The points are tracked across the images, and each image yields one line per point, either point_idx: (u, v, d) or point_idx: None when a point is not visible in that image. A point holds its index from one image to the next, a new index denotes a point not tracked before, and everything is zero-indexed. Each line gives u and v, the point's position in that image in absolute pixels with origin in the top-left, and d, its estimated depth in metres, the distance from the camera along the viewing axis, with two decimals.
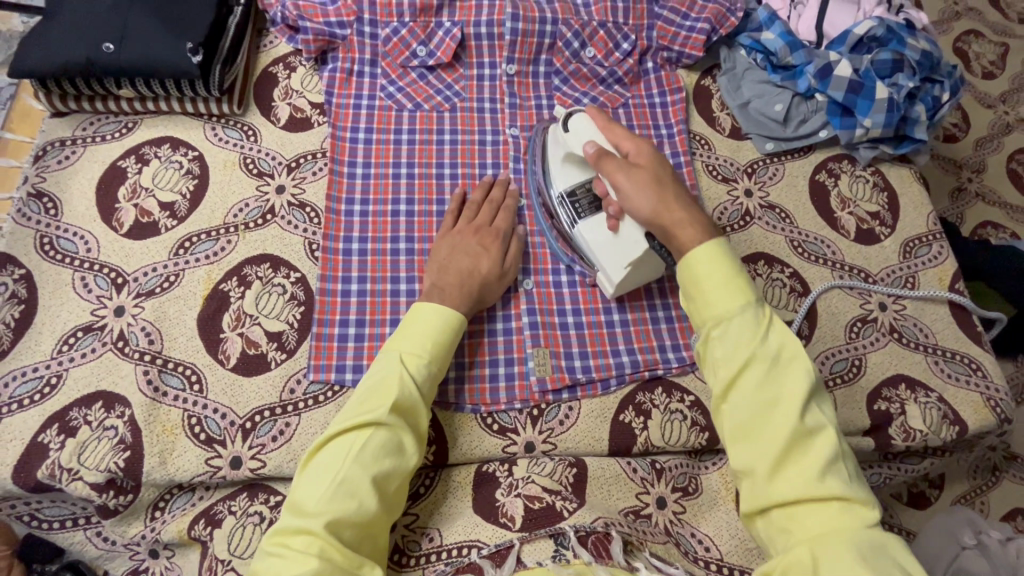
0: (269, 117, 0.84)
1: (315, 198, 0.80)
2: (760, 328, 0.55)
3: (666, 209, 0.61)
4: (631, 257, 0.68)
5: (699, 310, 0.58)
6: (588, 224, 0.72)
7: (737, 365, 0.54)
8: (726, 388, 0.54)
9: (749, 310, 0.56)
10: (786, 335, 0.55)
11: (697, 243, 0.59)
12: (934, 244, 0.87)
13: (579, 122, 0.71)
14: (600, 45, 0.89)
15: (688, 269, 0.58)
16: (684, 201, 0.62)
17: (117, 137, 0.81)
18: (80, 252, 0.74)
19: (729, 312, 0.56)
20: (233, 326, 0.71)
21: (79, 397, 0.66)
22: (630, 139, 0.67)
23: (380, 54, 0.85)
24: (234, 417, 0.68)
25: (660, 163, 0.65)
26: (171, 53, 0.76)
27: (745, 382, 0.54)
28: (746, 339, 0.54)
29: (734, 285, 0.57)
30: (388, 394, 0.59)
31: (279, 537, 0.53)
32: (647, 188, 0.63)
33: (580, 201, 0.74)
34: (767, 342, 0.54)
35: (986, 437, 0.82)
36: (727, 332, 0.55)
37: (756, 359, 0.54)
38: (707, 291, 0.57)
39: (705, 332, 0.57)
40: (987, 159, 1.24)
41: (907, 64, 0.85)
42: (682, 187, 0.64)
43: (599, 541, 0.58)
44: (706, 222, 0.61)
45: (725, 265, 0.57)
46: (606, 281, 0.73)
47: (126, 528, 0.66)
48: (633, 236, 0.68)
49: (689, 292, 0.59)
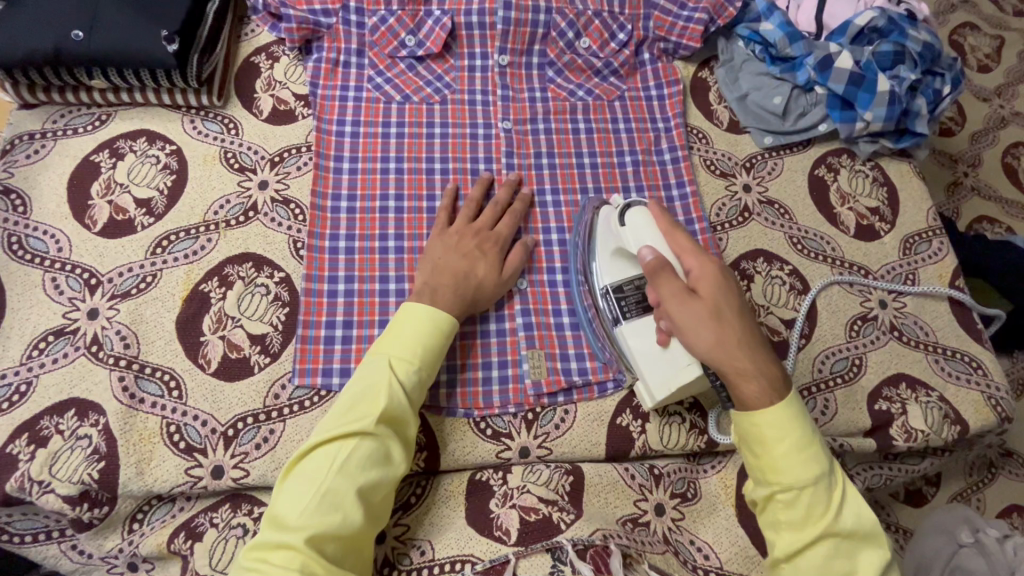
0: (250, 109, 0.81)
1: (299, 194, 0.77)
2: (832, 501, 0.53)
3: (728, 356, 0.56)
4: (680, 377, 0.63)
5: (764, 470, 0.55)
6: (633, 326, 0.67)
7: (806, 539, 0.53)
8: (789, 555, 0.53)
9: (821, 482, 0.54)
10: (859, 512, 0.54)
11: (762, 401, 0.56)
12: (934, 240, 0.86)
13: (638, 218, 0.66)
14: (595, 35, 0.86)
15: (757, 429, 0.55)
16: (750, 344, 0.57)
17: (89, 131, 0.77)
18: (51, 251, 0.70)
19: (801, 483, 0.53)
20: (214, 329, 0.68)
21: (50, 404, 0.63)
22: (694, 256, 0.60)
23: (367, 43, 0.82)
24: (215, 424, 0.65)
25: (725, 293, 0.59)
26: (145, 40, 0.72)
27: (813, 554, 0.52)
28: (815, 516, 0.53)
29: (807, 454, 0.54)
30: (376, 403, 0.56)
31: (259, 551, 0.50)
32: (709, 327, 0.57)
33: (627, 299, 0.68)
34: (838, 520, 0.53)
35: (985, 436, 0.81)
36: (795, 502, 0.54)
37: (827, 535, 0.52)
38: (778, 456, 0.54)
39: (769, 493, 0.55)
40: (982, 154, 1.23)
41: (909, 56, 0.84)
42: (747, 323, 0.58)
43: (598, 555, 0.56)
44: (773, 371, 0.57)
45: (799, 431, 0.54)
46: (645, 394, 0.67)
47: (103, 541, 0.63)
48: (687, 360, 0.62)
49: (756, 450, 0.56)
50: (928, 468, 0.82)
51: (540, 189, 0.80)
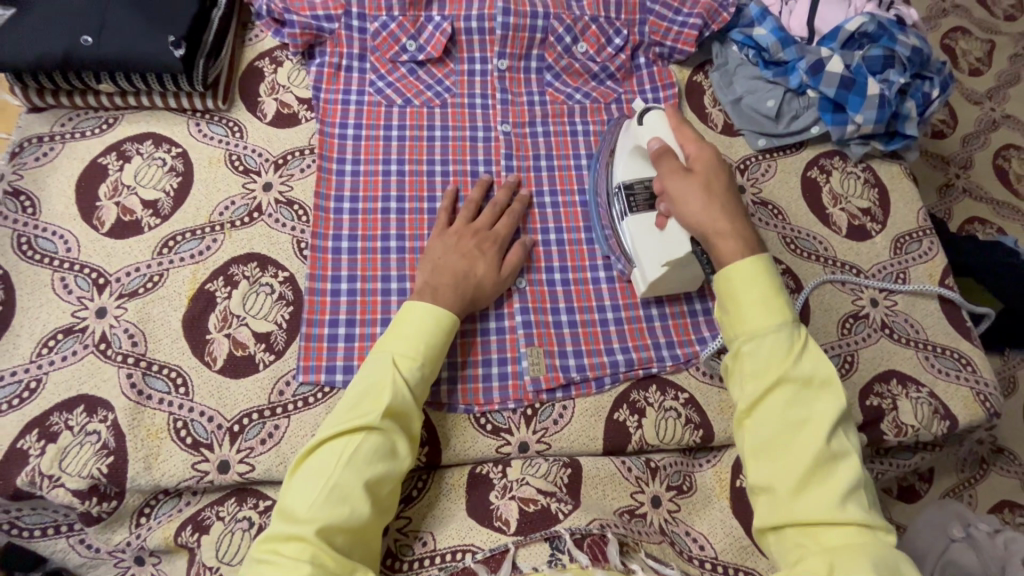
0: (255, 113, 0.82)
1: (303, 195, 0.78)
2: (794, 348, 0.56)
3: (711, 220, 0.61)
4: (670, 257, 0.68)
5: (731, 324, 0.59)
6: (636, 219, 0.72)
7: (766, 385, 0.55)
8: (750, 404, 0.56)
9: (783, 331, 0.56)
10: (818, 361, 0.56)
11: (738, 256, 0.59)
12: (924, 240, 0.88)
13: (655, 117, 0.71)
14: (592, 40, 0.88)
15: (727, 285, 0.59)
16: (734, 214, 0.62)
17: (97, 133, 0.78)
18: (60, 252, 0.72)
19: (764, 329, 0.56)
20: (220, 327, 0.70)
21: (60, 401, 0.64)
22: (694, 143, 0.66)
23: (369, 48, 0.83)
24: (221, 420, 0.66)
25: (717, 171, 0.64)
26: (151, 46, 0.74)
27: (772, 401, 0.55)
28: (777, 359, 0.55)
29: (772, 305, 0.57)
30: (381, 398, 0.58)
31: (270, 544, 0.52)
32: (698, 195, 0.62)
33: (636, 196, 0.73)
34: (799, 366, 0.55)
35: (975, 431, 0.82)
36: (759, 348, 0.56)
37: (785, 381, 0.55)
38: (745, 309, 0.57)
39: (736, 345, 0.58)
40: (973, 155, 1.25)
41: (898, 60, 0.86)
42: (735, 199, 0.63)
43: (595, 543, 0.59)
44: (753, 238, 0.61)
45: (764, 284, 0.57)
46: (641, 279, 0.73)
47: (111, 535, 0.64)
48: (678, 238, 0.67)
49: (726, 306, 0.59)
50: (919, 462, 0.83)
51: (538, 190, 0.82)
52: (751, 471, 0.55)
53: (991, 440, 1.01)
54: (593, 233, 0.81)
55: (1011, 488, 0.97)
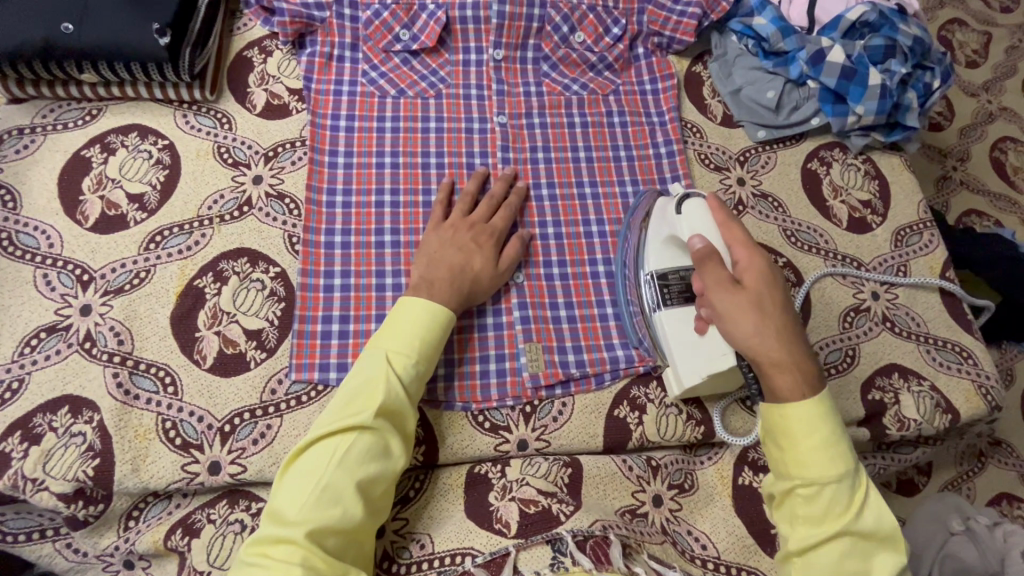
0: (244, 104, 0.80)
1: (294, 188, 0.76)
2: (855, 502, 0.52)
3: (765, 346, 0.56)
4: (709, 368, 0.63)
5: (786, 464, 0.55)
6: (670, 315, 0.67)
7: (823, 533, 0.52)
8: (803, 549, 0.52)
9: (845, 481, 0.53)
10: (881, 515, 0.52)
11: (795, 393, 0.55)
12: (924, 232, 0.87)
13: (695, 209, 0.64)
14: (590, 30, 0.86)
15: (785, 420, 0.55)
16: (790, 337, 0.56)
17: (80, 125, 0.76)
18: (42, 248, 0.69)
19: (824, 478, 0.53)
20: (209, 325, 0.68)
21: (44, 402, 0.62)
22: (745, 249, 0.60)
23: (361, 37, 0.81)
24: (212, 420, 0.64)
25: (770, 288, 0.58)
26: (136, 34, 0.71)
27: (828, 551, 0.51)
28: (836, 512, 0.52)
29: (833, 452, 0.53)
30: (373, 397, 0.56)
31: (258, 546, 0.50)
32: (751, 315, 0.56)
33: (671, 287, 0.68)
34: (859, 521, 0.52)
35: (976, 425, 0.82)
36: (817, 496, 0.53)
37: (844, 533, 0.51)
38: (803, 450, 0.54)
39: (790, 486, 0.54)
40: (971, 148, 1.24)
41: (899, 49, 0.84)
42: (790, 319, 0.58)
43: (598, 545, 0.57)
44: (809, 367, 0.56)
45: (826, 428, 0.54)
46: (675, 381, 0.68)
47: (98, 539, 0.62)
48: (722, 349, 0.62)
49: (781, 442, 0.55)
50: (921, 457, 0.83)
51: (536, 183, 0.80)
52: None
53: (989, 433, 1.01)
54: (592, 227, 0.79)
55: (1010, 482, 0.97)
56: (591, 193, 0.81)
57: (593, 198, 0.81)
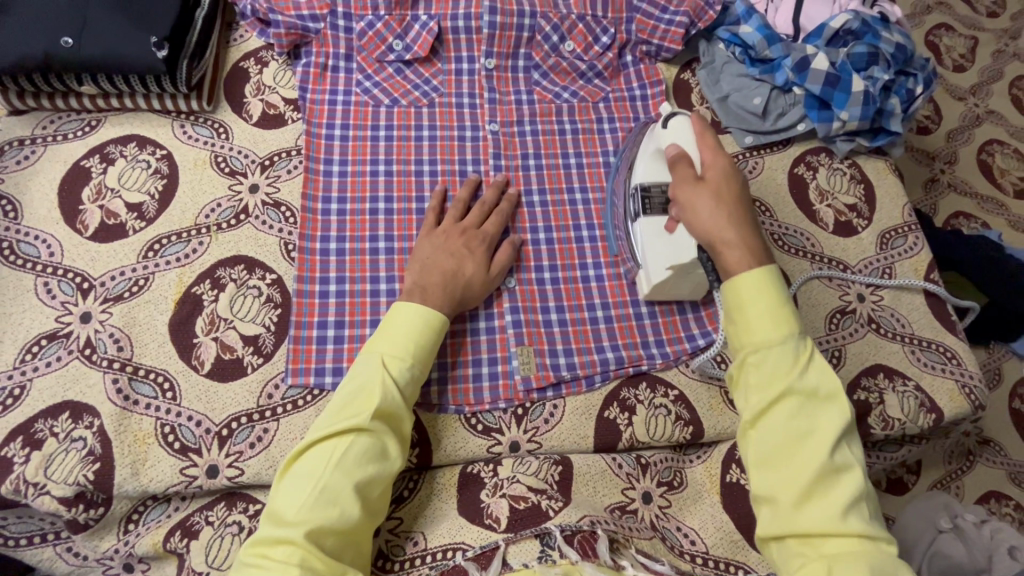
0: (240, 114, 0.82)
1: (290, 196, 0.78)
2: (800, 360, 0.56)
3: (718, 227, 0.62)
4: (677, 260, 0.68)
5: (738, 334, 0.59)
6: (647, 220, 0.71)
7: (771, 395, 0.55)
8: (756, 415, 0.55)
9: (790, 342, 0.56)
10: (824, 373, 0.56)
11: (743, 267, 0.60)
12: (909, 235, 0.89)
13: (680, 122, 0.70)
14: (579, 39, 0.88)
15: (734, 291, 0.59)
16: (743, 224, 0.62)
17: (80, 136, 0.77)
18: (43, 257, 0.71)
19: (770, 341, 0.56)
20: (207, 331, 0.69)
21: (45, 408, 0.63)
22: (711, 150, 0.66)
23: (356, 48, 0.83)
24: (209, 425, 0.66)
25: (729, 181, 0.64)
26: (134, 47, 0.73)
27: (778, 412, 0.55)
28: (782, 370, 0.55)
29: (779, 316, 0.57)
30: (370, 399, 0.57)
31: (258, 548, 0.51)
32: (707, 203, 0.63)
33: (652, 199, 0.71)
34: (803, 379, 0.55)
35: (960, 424, 0.83)
36: (765, 360, 0.56)
37: (791, 392, 0.55)
38: (752, 319, 0.58)
39: (742, 357, 0.58)
40: (958, 151, 1.26)
41: (882, 57, 0.86)
42: (745, 208, 0.63)
43: (585, 540, 0.59)
44: (760, 249, 0.61)
45: (771, 296, 0.58)
46: (644, 281, 0.73)
47: (99, 542, 0.64)
48: (687, 242, 0.68)
49: (732, 316, 0.59)
50: (907, 455, 0.84)
51: (527, 189, 0.82)
52: (754, 481, 0.55)
53: (977, 432, 1.02)
54: (582, 232, 0.81)
55: (998, 479, 0.99)
56: (581, 199, 0.83)
57: (583, 204, 0.82)
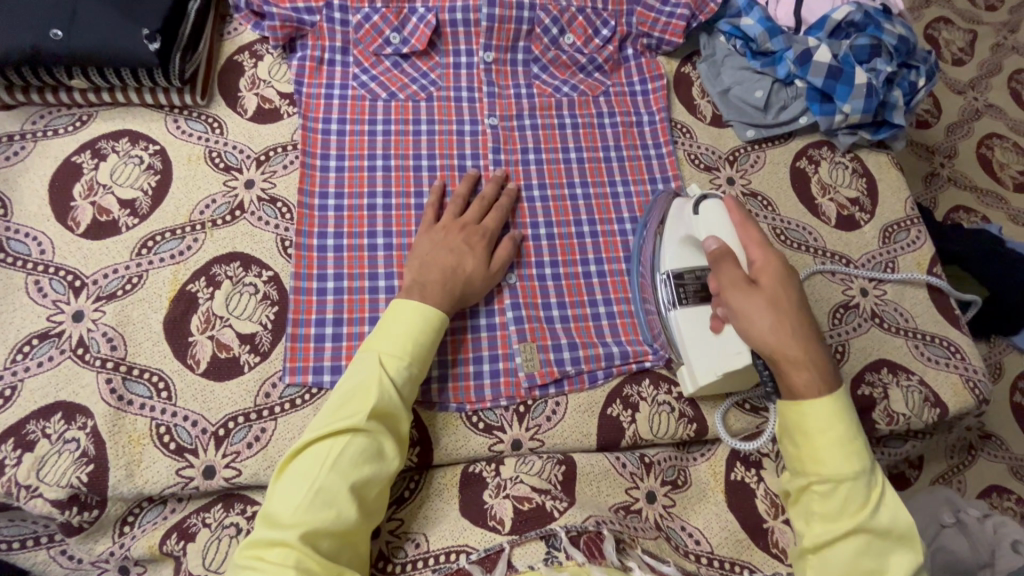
0: (235, 108, 0.80)
1: (286, 192, 0.76)
2: (872, 499, 0.54)
3: (780, 343, 0.57)
4: (726, 364, 0.64)
5: (804, 461, 0.57)
6: (686, 312, 0.69)
7: (838, 531, 0.53)
8: (819, 546, 0.54)
9: (862, 478, 0.54)
10: (898, 513, 0.54)
11: (811, 390, 0.57)
12: (912, 229, 0.88)
13: (712, 210, 0.67)
14: (579, 32, 0.87)
15: (799, 416, 0.57)
16: (805, 335, 0.58)
17: (70, 131, 0.76)
18: (33, 254, 0.69)
19: (841, 475, 0.54)
20: (202, 329, 0.68)
21: (37, 408, 0.62)
22: (760, 249, 0.61)
23: (352, 41, 0.81)
24: (206, 425, 0.64)
25: (785, 287, 0.59)
26: (126, 40, 0.71)
27: (844, 547, 0.53)
28: (852, 509, 0.54)
29: (850, 449, 0.55)
30: (367, 399, 0.56)
31: (253, 550, 0.50)
32: (766, 315, 0.58)
33: (687, 287, 0.71)
34: (875, 518, 0.53)
35: (964, 419, 0.83)
36: (833, 493, 0.55)
37: (861, 530, 0.53)
38: (820, 447, 0.55)
39: (806, 483, 0.56)
40: (958, 145, 1.26)
41: (885, 49, 0.85)
42: (806, 315, 0.59)
43: (591, 540, 0.58)
44: (825, 363, 0.57)
45: (842, 426, 0.55)
46: (689, 380, 0.69)
47: (93, 545, 0.63)
48: (737, 345, 0.64)
49: (797, 440, 0.57)
50: (910, 451, 0.84)
51: (527, 184, 0.81)
52: None
53: (979, 426, 1.02)
54: (584, 228, 0.80)
55: (999, 474, 0.98)
56: (582, 194, 0.81)
57: (584, 199, 0.81)
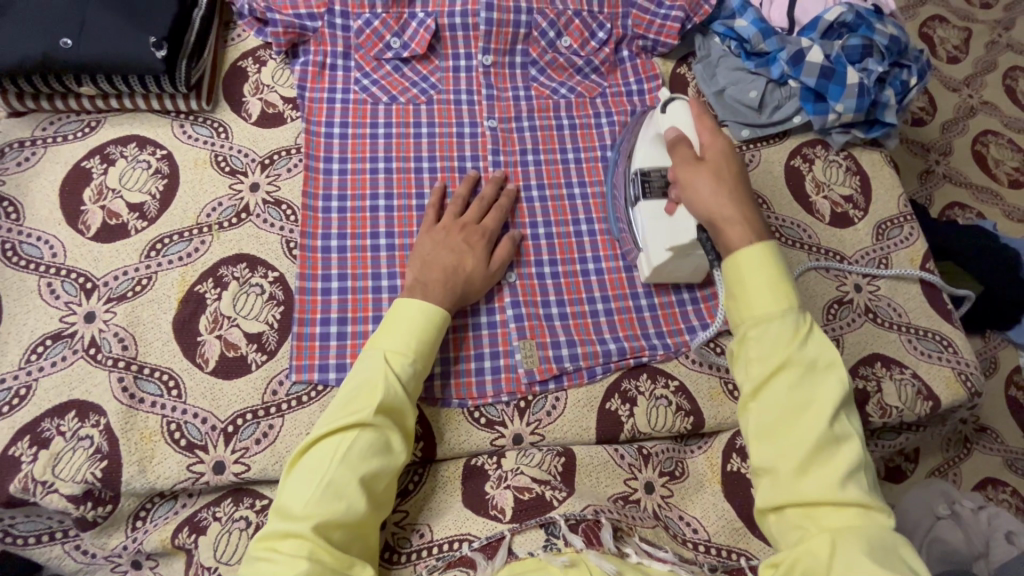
0: (239, 113, 0.82)
1: (290, 194, 0.78)
2: (800, 333, 0.57)
3: (719, 204, 0.63)
4: (676, 241, 0.69)
5: (739, 310, 0.60)
6: (648, 205, 0.71)
7: (772, 367, 0.56)
8: (757, 386, 0.57)
9: (790, 315, 0.58)
10: (825, 346, 0.57)
11: (745, 243, 0.61)
12: (905, 225, 0.89)
13: (679, 106, 0.71)
14: (576, 35, 0.88)
15: (734, 267, 0.60)
16: (742, 200, 0.63)
17: (80, 137, 0.78)
18: (45, 257, 0.71)
19: (770, 314, 0.58)
20: (210, 329, 0.70)
21: (51, 407, 0.64)
22: (709, 132, 0.67)
23: (353, 46, 0.83)
24: (215, 422, 0.66)
25: (728, 161, 0.65)
26: (133, 48, 0.73)
27: (778, 384, 0.56)
28: (783, 343, 0.57)
29: (779, 290, 0.58)
30: (372, 395, 0.58)
31: (268, 542, 0.52)
32: (708, 183, 0.64)
33: (652, 183, 0.72)
34: (804, 350, 0.56)
35: (957, 411, 0.84)
36: (766, 333, 0.58)
37: (791, 363, 0.56)
38: (752, 294, 0.59)
39: (743, 332, 0.59)
40: (952, 142, 1.27)
41: (877, 49, 0.87)
42: (744, 188, 0.65)
43: (590, 528, 0.61)
44: (760, 225, 0.62)
45: (771, 269, 0.59)
46: (645, 264, 0.74)
47: (107, 539, 0.64)
48: (687, 223, 0.69)
49: (733, 291, 0.61)
50: (904, 442, 0.85)
51: (526, 184, 0.82)
52: (755, 454, 0.56)
53: (974, 419, 1.04)
54: (582, 226, 0.81)
55: (995, 466, 1.00)
56: (580, 193, 0.83)
57: (582, 199, 0.83)
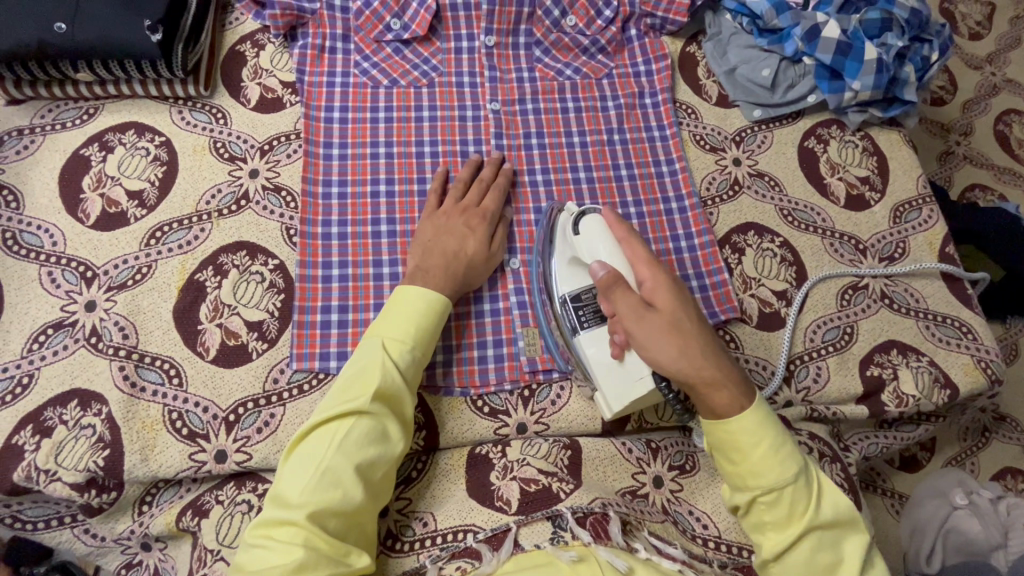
0: (238, 99, 0.81)
1: (290, 181, 0.77)
2: (814, 495, 0.55)
3: (694, 367, 0.56)
4: (634, 392, 0.62)
5: (743, 477, 0.56)
6: (591, 336, 0.65)
7: (791, 537, 0.54)
8: (778, 555, 0.54)
9: (802, 479, 0.54)
10: (840, 500, 0.55)
11: (731, 409, 0.56)
12: (924, 208, 0.86)
13: (592, 226, 0.64)
14: (581, 13, 0.86)
15: (732, 436, 0.56)
16: (712, 354, 0.57)
17: (78, 124, 0.77)
18: (46, 246, 0.71)
19: (781, 484, 0.54)
20: (211, 318, 0.69)
21: (54, 396, 0.64)
22: (647, 266, 0.60)
23: (353, 29, 0.81)
24: (216, 410, 0.66)
25: (681, 306, 0.58)
26: (129, 32, 0.72)
27: (801, 551, 0.54)
28: (800, 510, 0.54)
29: (781, 455, 0.55)
30: (370, 382, 0.57)
31: (263, 529, 0.52)
32: (669, 342, 0.56)
33: (585, 308, 0.66)
34: (821, 513, 0.54)
35: (977, 399, 0.81)
36: (778, 501, 0.54)
37: (813, 528, 0.54)
38: (754, 459, 0.55)
39: (751, 497, 0.55)
40: (974, 122, 1.22)
41: (896, 23, 0.83)
42: (709, 332, 0.58)
43: (598, 522, 0.59)
44: (738, 377, 0.57)
45: (770, 433, 0.55)
46: (604, 404, 0.66)
47: (114, 524, 0.65)
48: (641, 371, 0.61)
49: (732, 456, 0.56)
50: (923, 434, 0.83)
51: (529, 169, 0.80)
52: None
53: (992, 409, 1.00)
54: None
55: (1012, 456, 0.97)
56: (585, 178, 0.81)
57: (588, 183, 0.81)
